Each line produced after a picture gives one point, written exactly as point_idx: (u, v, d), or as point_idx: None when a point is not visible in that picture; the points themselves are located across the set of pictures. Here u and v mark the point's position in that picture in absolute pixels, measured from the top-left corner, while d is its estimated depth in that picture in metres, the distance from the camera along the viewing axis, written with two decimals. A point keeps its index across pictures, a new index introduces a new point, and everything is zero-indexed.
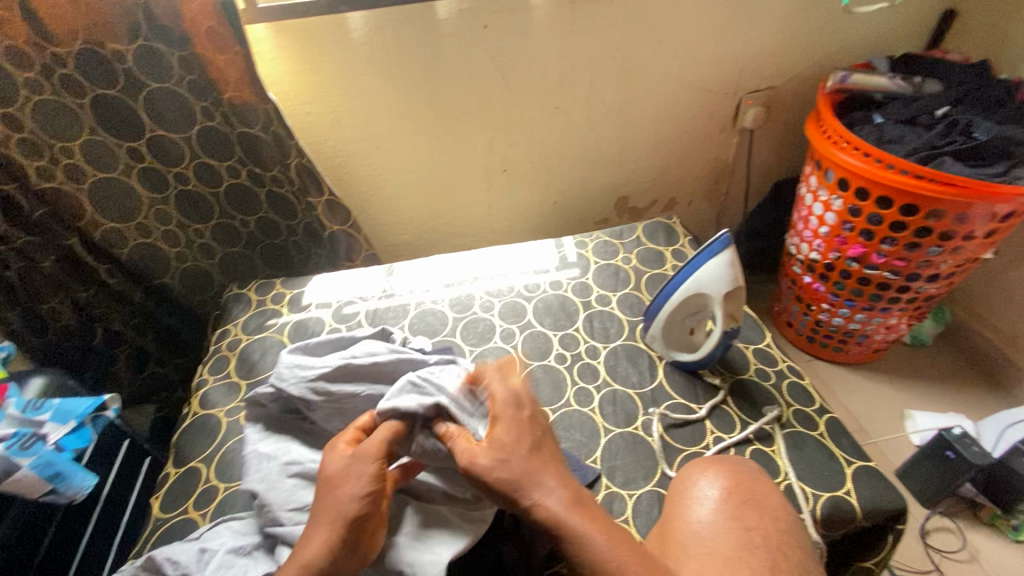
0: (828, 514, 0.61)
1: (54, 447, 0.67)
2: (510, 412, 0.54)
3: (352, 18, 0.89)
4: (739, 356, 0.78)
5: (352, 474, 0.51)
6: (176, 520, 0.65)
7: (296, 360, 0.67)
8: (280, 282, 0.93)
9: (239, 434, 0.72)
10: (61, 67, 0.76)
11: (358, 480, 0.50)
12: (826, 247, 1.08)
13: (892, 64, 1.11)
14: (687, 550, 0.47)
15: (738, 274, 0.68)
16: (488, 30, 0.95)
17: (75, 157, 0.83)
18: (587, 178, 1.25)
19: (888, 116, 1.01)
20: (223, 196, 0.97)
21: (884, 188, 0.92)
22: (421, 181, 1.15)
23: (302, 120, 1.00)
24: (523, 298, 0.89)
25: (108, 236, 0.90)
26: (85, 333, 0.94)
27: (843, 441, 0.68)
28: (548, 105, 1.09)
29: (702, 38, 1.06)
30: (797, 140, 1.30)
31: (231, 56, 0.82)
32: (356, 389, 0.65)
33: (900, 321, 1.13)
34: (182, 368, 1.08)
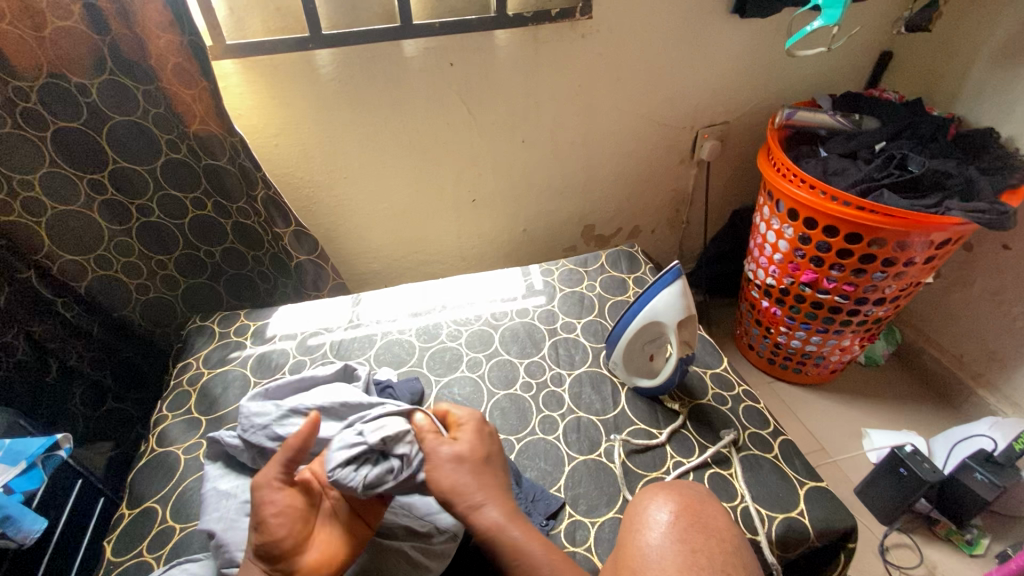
0: (782, 536, 0.63)
1: (4, 491, 0.65)
2: (472, 424, 0.59)
3: (319, 55, 0.91)
4: (697, 381, 0.81)
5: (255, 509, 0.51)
6: (129, 564, 0.62)
7: (253, 407, 0.66)
8: (244, 314, 0.92)
9: (199, 471, 0.71)
10: (23, 100, 0.74)
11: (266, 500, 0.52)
12: (780, 272, 1.13)
13: (835, 101, 1.18)
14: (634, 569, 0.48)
15: (691, 303, 0.71)
16: (454, 67, 0.98)
17: (33, 190, 0.81)
18: (554, 208, 1.29)
19: (832, 151, 1.07)
20: (188, 228, 0.97)
21: (829, 218, 0.98)
22: (390, 211, 1.16)
23: (269, 152, 1.01)
24: (489, 326, 0.90)
25: (66, 268, 0.88)
26: (39, 368, 0.91)
27: (796, 463, 0.70)
28: (515, 138, 1.12)
29: (659, 76, 1.12)
30: (751, 170, 1.36)
31: (197, 91, 0.84)
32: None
33: (853, 342, 1.19)
34: (142, 402, 1.05)
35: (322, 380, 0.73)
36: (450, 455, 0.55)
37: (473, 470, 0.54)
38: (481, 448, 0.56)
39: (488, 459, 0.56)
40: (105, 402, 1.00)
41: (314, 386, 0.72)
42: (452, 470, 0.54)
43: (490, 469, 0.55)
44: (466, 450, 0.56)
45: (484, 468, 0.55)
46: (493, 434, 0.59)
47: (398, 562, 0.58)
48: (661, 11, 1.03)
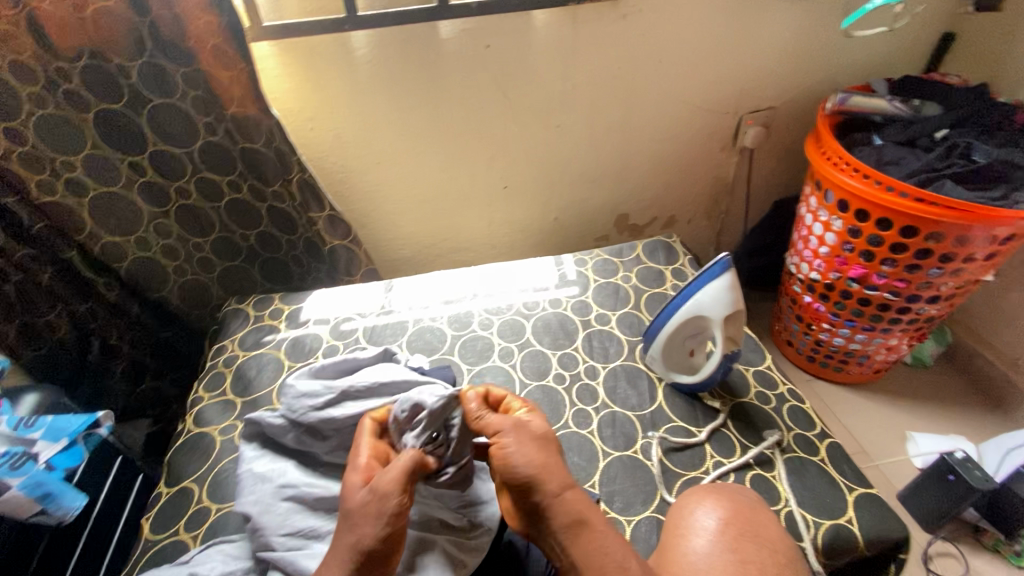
0: (829, 543, 0.59)
1: (45, 466, 0.62)
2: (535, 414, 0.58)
3: (355, 37, 0.89)
4: (739, 378, 0.77)
5: (370, 512, 0.48)
6: (166, 542, 0.63)
7: (302, 389, 0.66)
8: (278, 298, 0.93)
9: (234, 453, 0.71)
10: (65, 82, 0.76)
11: (377, 520, 0.47)
12: (825, 266, 1.08)
13: (892, 86, 1.11)
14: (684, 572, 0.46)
15: (739, 297, 0.67)
16: (491, 49, 0.96)
17: (76, 171, 0.83)
18: (588, 196, 1.25)
19: (888, 138, 1.01)
20: (224, 211, 0.97)
21: (883, 210, 0.93)
22: (422, 197, 1.15)
23: (304, 136, 1.01)
24: (522, 316, 0.88)
25: (106, 249, 0.90)
26: (81, 346, 0.94)
27: (845, 468, 0.67)
28: (550, 123, 1.09)
29: (703, 59, 1.07)
30: (796, 159, 1.30)
31: (234, 73, 0.83)
32: (361, 409, 0.63)
33: (900, 342, 1.13)
34: (179, 382, 1.08)
35: (364, 363, 0.73)
36: (536, 432, 0.53)
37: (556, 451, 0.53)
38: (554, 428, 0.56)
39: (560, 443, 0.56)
40: (144, 380, 1.03)
41: (357, 368, 0.72)
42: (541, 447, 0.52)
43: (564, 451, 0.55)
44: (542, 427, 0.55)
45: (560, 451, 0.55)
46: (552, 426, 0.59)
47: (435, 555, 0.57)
48: None
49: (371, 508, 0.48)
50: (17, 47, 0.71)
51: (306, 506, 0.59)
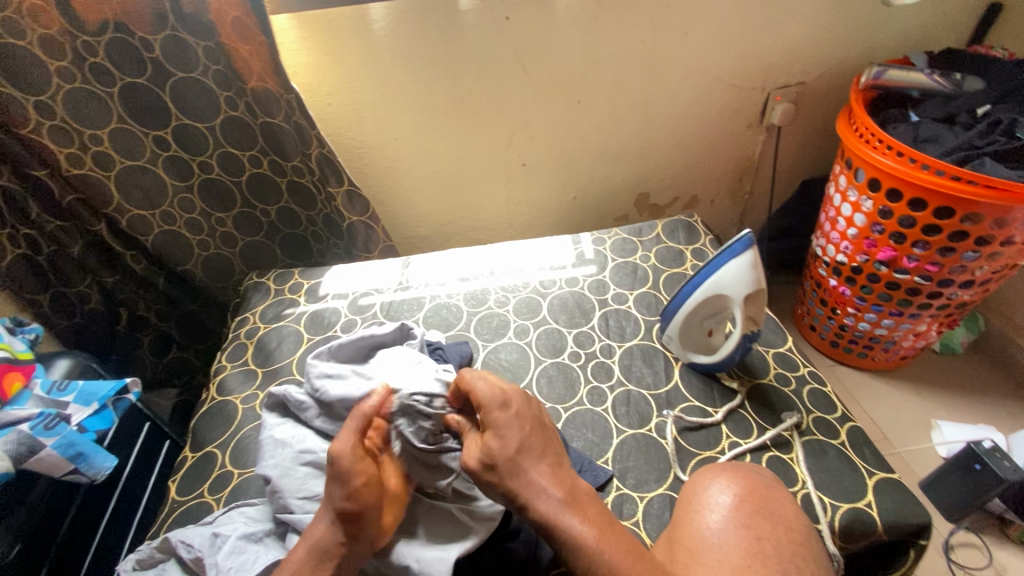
0: (846, 527, 0.59)
1: (77, 429, 0.61)
2: (495, 412, 0.54)
3: (374, 9, 0.88)
4: (758, 360, 0.76)
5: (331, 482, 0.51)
6: (192, 503, 0.65)
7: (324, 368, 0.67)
8: (298, 272, 0.94)
9: (255, 421, 0.73)
10: (91, 55, 0.77)
11: (338, 483, 0.50)
12: (853, 249, 1.05)
13: (932, 59, 1.05)
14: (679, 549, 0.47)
15: (761, 277, 0.66)
16: (511, 22, 0.94)
17: (104, 146, 0.84)
18: (608, 174, 1.23)
19: (924, 115, 0.97)
20: (245, 186, 0.98)
21: (917, 189, 0.89)
22: (440, 174, 1.15)
23: (323, 111, 1.01)
24: (538, 294, 0.88)
25: (133, 223, 0.92)
26: (110, 317, 0.98)
27: (866, 451, 0.65)
28: (570, 99, 1.07)
29: (731, 33, 1.04)
30: (826, 137, 1.26)
31: (254, 47, 0.84)
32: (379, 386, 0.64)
33: (930, 328, 1.09)
34: (203, 353, 1.11)
35: (382, 339, 0.73)
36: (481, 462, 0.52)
37: (511, 469, 0.50)
38: (513, 441, 0.52)
39: (524, 446, 0.52)
40: (170, 351, 1.07)
41: (375, 344, 0.73)
42: (491, 479, 0.51)
43: (530, 455, 0.52)
44: (501, 446, 0.52)
45: (520, 460, 0.51)
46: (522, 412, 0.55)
47: (440, 523, 0.59)
48: None
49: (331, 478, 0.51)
50: (46, 21, 0.72)
51: (324, 472, 0.60)
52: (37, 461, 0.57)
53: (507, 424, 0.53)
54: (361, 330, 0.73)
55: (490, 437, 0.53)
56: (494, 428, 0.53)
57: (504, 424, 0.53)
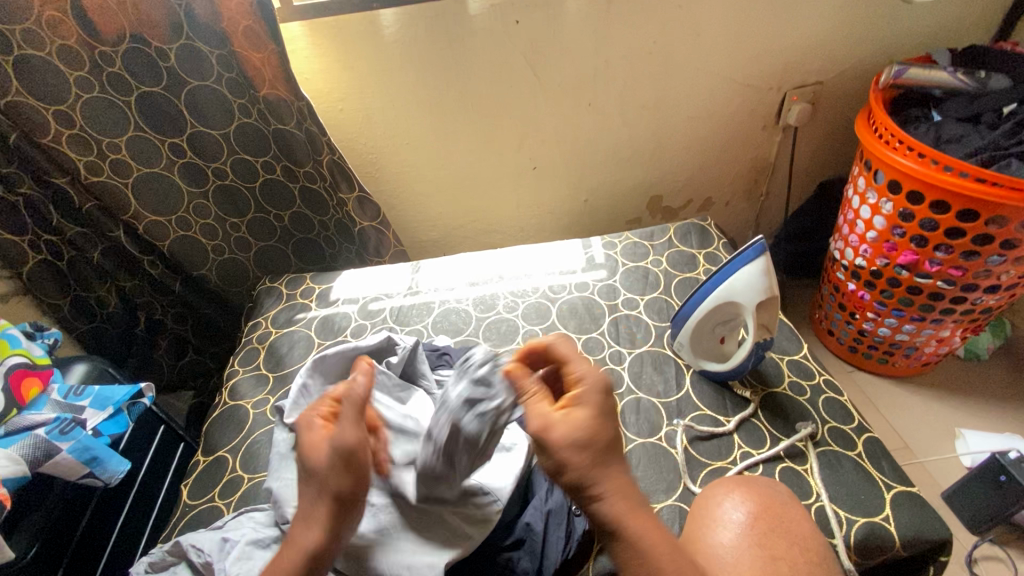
0: (862, 542, 0.57)
1: (90, 432, 0.61)
2: (595, 396, 0.43)
3: (383, 15, 0.89)
4: (772, 368, 0.74)
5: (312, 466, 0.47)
6: (204, 507, 0.66)
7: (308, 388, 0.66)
8: (310, 277, 0.95)
9: (266, 426, 0.73)
10: (109, 65, 0.79)
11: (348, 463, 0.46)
12: (872, 252, 1.02)
13: (956, 56, 1.02)
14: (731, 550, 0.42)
15: (774, 283, 0.64)
16: (521, 26, 0.93)
17: (121, 153, 0.85)
18: (620, 176, 1.22)
19: (947, 115, 0.94)
20: (258, 191, 0.99)
21: (940, 191, 0.87)
22: (450, 178, 1.15)
23: (335, 116, 1.02)
24: (547, 299, 0.87)
25: (150, 228, 0.93)
26: (130, 321, 1.00)
27: (884, 464, 0.63)
28: (581, 101, 1.06)
29: (745, 32, 1.02)
30: (845, 136, 1.23)
31: (266, 55, 0.85)
32: None
33: (953, 334, 1.06)
34: (218, 356, 1.13)
35: (364, 351, 0.70)
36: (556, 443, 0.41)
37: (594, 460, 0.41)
38: (604, 428, 0.42)
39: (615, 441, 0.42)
40: (186, 353, 1.09)
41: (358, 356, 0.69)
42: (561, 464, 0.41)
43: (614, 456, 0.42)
44: (583, 434, 0.41)
45: (607, 457, 0.41)
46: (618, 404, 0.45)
47: (432, 524, 0.57)
48: None
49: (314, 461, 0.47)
50: (64, 32, 0.74)
51: None
52: (52, 465, 0.57)
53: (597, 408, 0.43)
54: (345, 343, 0.70)
55: (578, 414, 0.42)
56: (583, 405, 0.43)
57: (601, 410, 0.43)
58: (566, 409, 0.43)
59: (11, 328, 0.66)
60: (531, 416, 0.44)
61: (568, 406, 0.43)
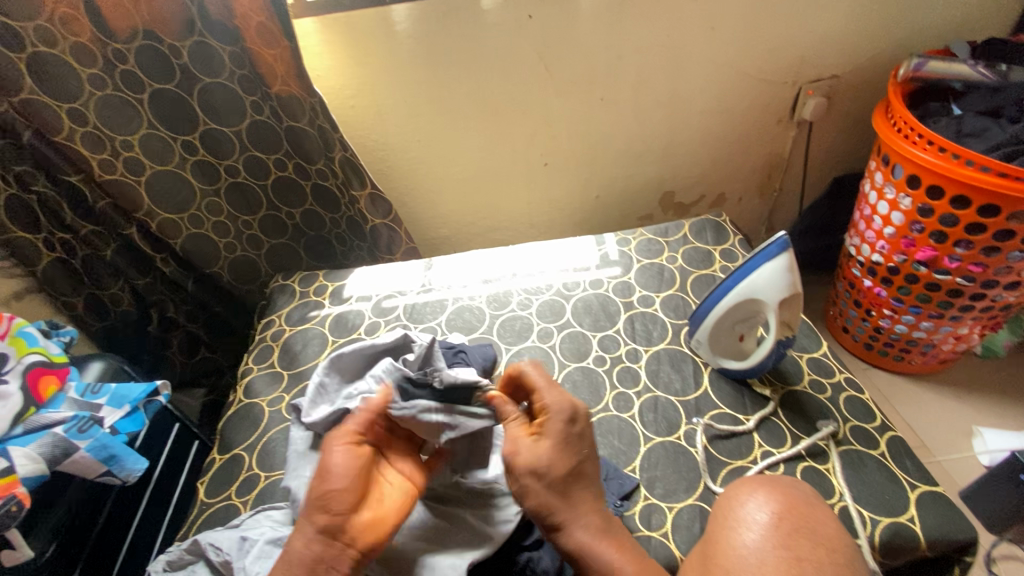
0: (886, 543, 0.56)
1: (108, 430, 0.60)
2: (557, 425, 0.54)
3: (396, 10, 0.88)
4: (791, 366, 0.73)
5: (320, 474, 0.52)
6: (220, 505, 0.66)
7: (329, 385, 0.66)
8: (322, 275, 0.94)
9: (281, 424, 0.73)
10: (121, 62, 0.78)
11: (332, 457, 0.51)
12: (890, 249, 1.01)
13: (976, 49, 1.00)
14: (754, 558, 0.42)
15: (797, 280, 0.63)
16: (533, 20, 0.92)
17: (134, 151, 0.85)
18: (632, 172, 1.21)
19: (968, 109, 0.92)
20: (270, 189, 0.99)
21: (960, 187, 0.85)
22: (462, 175, 1.14)
23: (346, 113, 1.01)
24: (562, 296, 0.87)
25: (163, 226, 0.93)
26: (143, 319, 1.00)
27: (907, 463, 0.62)
28: (594, 97, 1.06)
29: (761, 25, 1.01)
30: (860, 131, 1.21)
31: (279, 51, 0.84)
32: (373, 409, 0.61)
33: (972, 331, 1.05)
34: (230, 354, 1.13)
35: (383, 348, 0.69)
36: (524, 467, 0.52)
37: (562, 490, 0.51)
38: (564, 458, 0.52)
39: (575, 470, 0.53)
40: (199, 351, 1.09)
41: (377, 354, 0.69)
42: (531, 486, 0.51)
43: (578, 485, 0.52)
44: (544, 460, 0.52)
45: (570, 484, 0.52)
46: (581, 435, 0.55)
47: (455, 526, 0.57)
48: None
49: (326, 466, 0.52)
50: (77, 29, 0.74)
51: None
52: (71, 463, 0.57)
53: (560, 439, 0.53)
54: (364, 340, 0.70)
55: (544, 445, 0.53)
56: (549, 436, 0.53)
57: (566, 439, 0.53)
58: (535, 437, 0.54)
59: (29, 326, 0.66)
60: (506, 440, 0.55)
61: (537, 434, 0.54)
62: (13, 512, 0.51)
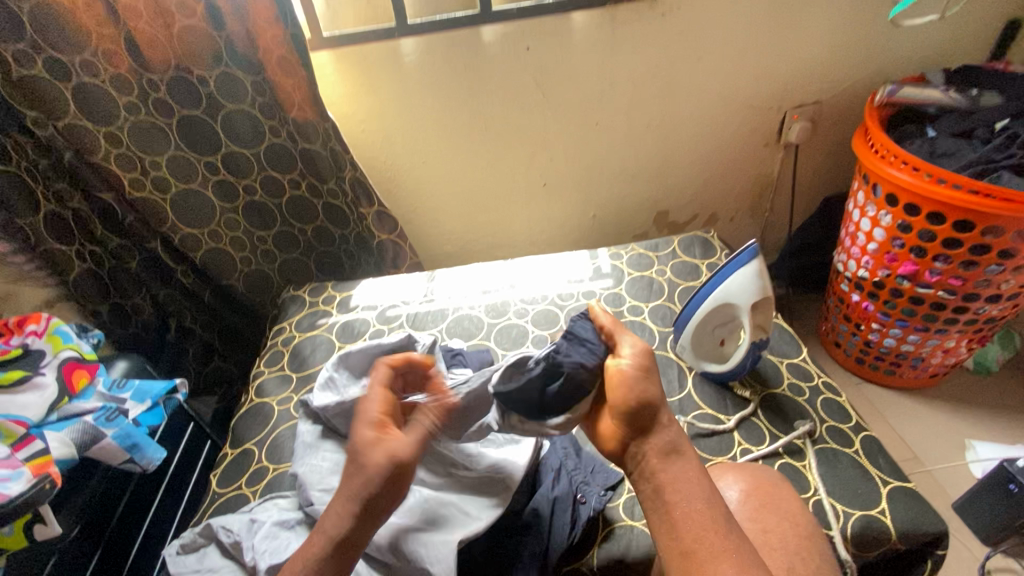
0: (859, 534, 0.59)
1: (132, 421, 0.66)
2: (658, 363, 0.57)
3: (404, 44, 0.96)
4: (772, 370, 0.77)
5: (371, 480, 0.48)
6: (230, 495, 0.70)
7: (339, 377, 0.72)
8: (331, 286, 1.00)
9: (289, 422, 0.78)
10: (155, 90, 0.87)
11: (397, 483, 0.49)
12: (874, 263, 1.05)
13: (949, 75, 1.06)
14: (716, 529, 0.45)
15: (766, 285, 0.69)
16: (531, 51, 1.00)
17: (161, 170, 0.93)
18: (627, 193, 1.27)
19: (941, 131, 0.98)
20: (285, 207, 1.06)
21: (935, 204, 0.90)
22: (465, 194, 1.20)
23: (358, 137, 1.09)
24: (556, 306, 0.91)
25: (185, 240, 0.99)
26: (161, 328, 1.06)
27: (881, 460, 0.65)
28: (588, 121, 1.12)
29: (744, 54, 1.08)
30: (845, 154, 1.27)
31: (297, 80, 0.93)
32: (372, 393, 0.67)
33: (959, 344, 1.07)
34: (242, 363, 1.19)
35: (387, 347, 0.73)
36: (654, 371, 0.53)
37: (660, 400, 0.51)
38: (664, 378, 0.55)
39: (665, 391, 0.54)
40: (212, 360, 1.15)
41: (382, 353, 0.73)
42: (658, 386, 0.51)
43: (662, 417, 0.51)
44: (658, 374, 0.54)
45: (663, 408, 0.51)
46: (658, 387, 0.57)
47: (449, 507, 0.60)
48: None
49: (385, 475, 0.48)
50: (117, 61, 0.82)
51: (341, 469, 0.64)
52: (98, 448, 0.62)
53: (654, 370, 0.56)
54: (371, 340, 0.75)
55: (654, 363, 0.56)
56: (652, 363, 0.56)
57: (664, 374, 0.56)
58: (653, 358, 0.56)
59: (64, 325, 0.72)
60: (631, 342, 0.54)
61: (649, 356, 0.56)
62: (47, 489, 0.55)
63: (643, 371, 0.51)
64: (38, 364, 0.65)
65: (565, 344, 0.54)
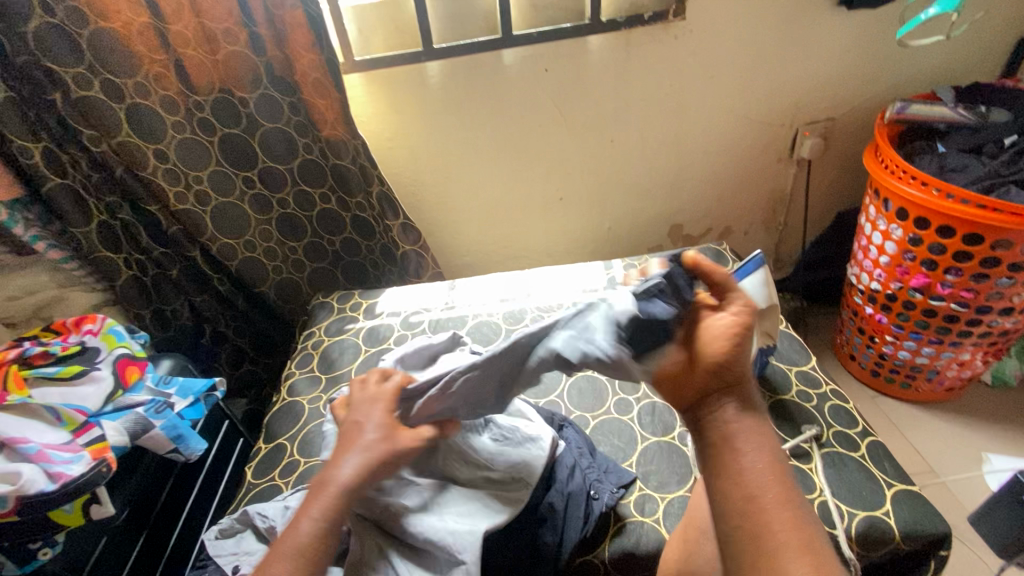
0: (863, 533, 0.61)
1: (177, 414, 0.71)
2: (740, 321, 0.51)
3: (430, 67, 1.02)
4: (781, 376, 0.79)
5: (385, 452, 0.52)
6: (265, 486, 0.75)
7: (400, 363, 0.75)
8: (358, 293, 1.06)
9: (318, 419, 0.83)
10: (200, 111, 0.94)
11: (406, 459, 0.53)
12: (887, 276, 1.06)
13: (959, 93, 1.08)
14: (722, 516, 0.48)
15: (772, 294, 0.74)
16: (549, 72, 1.06)
17: (203, 185, 1.00)
18: (642, 206, 1.30)
19: (951, 147, 1.00)
20: (315, 219, 1.13)
21: (944, 217, 0.92)
22: (485, 208, 1.26)
23: (385, 153, 1.15)
24: (571, 314, 0.95)
25: (222, 249, 1.06)
26: (197, 331, 1.13)
27: (886, 464, 0.67)
28: (603, 138, 1.17)
29: (754, 73, 1.12)
30: (858, 169, 1.29)
31: (329, 101, 0.99)
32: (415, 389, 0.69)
33: (974, 357, 1.08)
34: (271, 367, 1.25)
35: (439, 347, 0.79)
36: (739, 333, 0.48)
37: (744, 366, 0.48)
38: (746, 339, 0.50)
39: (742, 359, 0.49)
40: (243, 364, 1.21)
41: (434, 353, 0.78)
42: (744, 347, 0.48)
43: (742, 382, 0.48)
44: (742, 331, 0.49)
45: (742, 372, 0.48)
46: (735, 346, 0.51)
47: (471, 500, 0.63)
48: (755, 7, 1.03)
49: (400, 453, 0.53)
50: (166, 84, 0.90)
51: None
52: (147, 438, 0.67)
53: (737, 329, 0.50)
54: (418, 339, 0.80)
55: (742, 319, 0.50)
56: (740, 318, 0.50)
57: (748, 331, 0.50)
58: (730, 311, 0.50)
59: (117, 324, 0.78)
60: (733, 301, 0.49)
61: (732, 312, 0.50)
62: (103, 471, 0.61)
63: (743, 330, 0.47)
64: (94, 360, 0.72)
65: (641, 295, 0.52)
